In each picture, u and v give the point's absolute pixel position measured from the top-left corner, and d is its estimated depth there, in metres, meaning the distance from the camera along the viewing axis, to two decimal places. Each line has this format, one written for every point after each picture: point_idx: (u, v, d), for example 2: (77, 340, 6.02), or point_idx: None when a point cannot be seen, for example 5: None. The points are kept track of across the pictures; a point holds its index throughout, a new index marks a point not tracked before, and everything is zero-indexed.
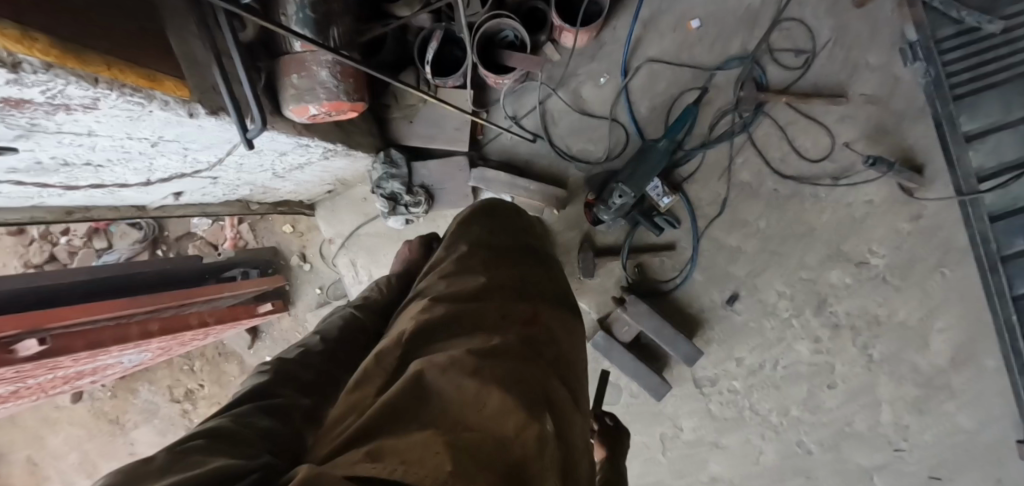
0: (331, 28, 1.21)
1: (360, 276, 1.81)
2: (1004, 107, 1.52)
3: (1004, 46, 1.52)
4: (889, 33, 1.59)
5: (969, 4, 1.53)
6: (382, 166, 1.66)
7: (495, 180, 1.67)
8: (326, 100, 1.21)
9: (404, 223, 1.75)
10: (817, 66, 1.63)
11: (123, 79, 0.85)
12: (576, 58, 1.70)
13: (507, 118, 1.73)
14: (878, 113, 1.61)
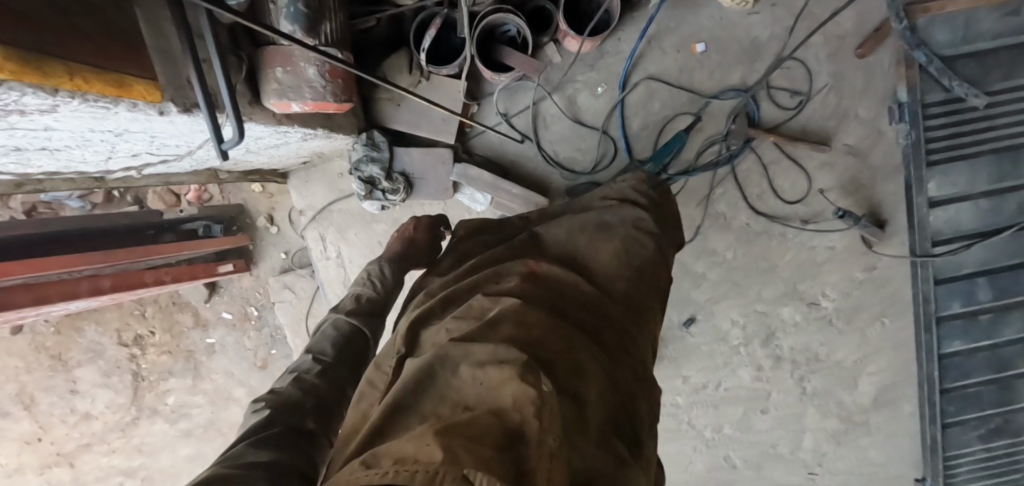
0: (322, 24, 1.14)
1: (329, 253, 1.77)
2: (969, 179, 1.61)
3: (982, 121, 1.59)
4: (879, 88, 1.64)
5: (960, 74, 1.57)
6: (363, 148, 1.61)
7: (478, 178, 1.65)
8: (311, 100, 1.16)
9: (380, 209, 1.70)
10: (809, 109, 1.65)
11: (88, 89, 0.80)
12: (576, 64, 1.67)
13: (497, 115, 1.69)
14: (855, 165, 1.66)
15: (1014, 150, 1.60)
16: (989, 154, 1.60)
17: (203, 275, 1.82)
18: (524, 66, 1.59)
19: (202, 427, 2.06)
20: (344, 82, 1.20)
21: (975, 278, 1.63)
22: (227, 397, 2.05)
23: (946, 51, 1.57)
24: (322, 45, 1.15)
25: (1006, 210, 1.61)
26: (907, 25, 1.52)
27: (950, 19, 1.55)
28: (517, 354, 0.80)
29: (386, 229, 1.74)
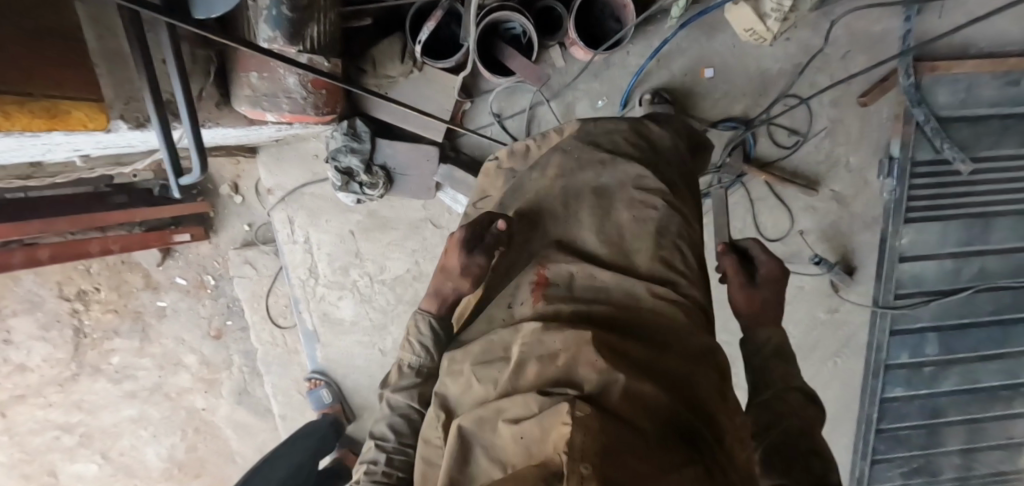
0: (309, 27, 1.01)
1: (296, 237, 1.67)
2: (939, 240, 1.66)
3: (963, 185, 1.62)
4: (875, 138, 1.62)
5: (952, 136, 1.59)
6: (343, 137, 1.50)
7: (462, 181, 1.56)
8: (289, 112, 1.05)
9: (356, 202, 1.61)
10: (804, 150, 1.64)
11: (11, 127, 0.70)
12: (578, 71, 1.57)
13: (490, 115, 1.61)
14: (837, 211, 1.68)
15: (986, 216, 1.65)
16: (963, 218, 1.65)
17: (157, 244, 1.71)
18: (525, 71, 1.49)
19: (148, 390, 1.99)
20: (332, 96, 1.07)
21: (927, 332, 1.72)
22: (176, 362, 1.97)
23: (943, 112, 1.58)
24: (306, 52, 1.02)
25: (966, 272, 1.68)
26: (912, 82, 1.54)
27: (954, 80, 1.56)
28: (552, 396, 0.75)
29: (360, 218, 1.66)
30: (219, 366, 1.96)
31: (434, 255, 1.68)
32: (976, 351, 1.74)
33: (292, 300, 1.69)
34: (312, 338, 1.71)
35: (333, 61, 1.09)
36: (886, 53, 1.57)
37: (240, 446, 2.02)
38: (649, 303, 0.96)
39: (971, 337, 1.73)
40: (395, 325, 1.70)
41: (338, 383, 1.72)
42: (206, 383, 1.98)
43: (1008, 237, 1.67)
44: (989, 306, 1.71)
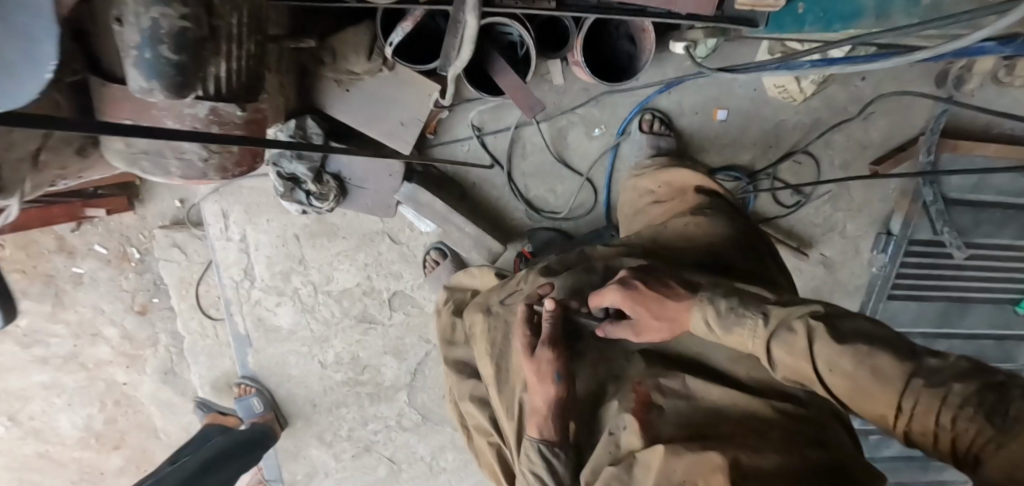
0: (208, 64, 0.73)
1: (230, 234, 1.45)
2: (915, 320, 1.59)
3: (952, 269, 1.53)
4: (878, 208, 1.51)
5: (954, 220, 1.47)
6: (288, 140, 1.27)
7: (427, 204, 1.36)
8: (180, 177, 0.79)
9: (301, 213, 1.39)
10: (803, 210, 1.51)
11: None
12: (577, 92, 1.35)
13: (469, 127, 1.38)
14: (822, 276, 1.58)
15: (966, 302, 1.58)
16: (944, 301, 1.57)
17: (64, 220, 1.49)
18: (512, 91, 1.23)
19: (62, 358, 1.80)
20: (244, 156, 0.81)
21: None
22: (94, 333, 1.79)
23: (954, 194, 1.46)
24: (206, 99, 0.76)
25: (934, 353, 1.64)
26: (930, 160, 1.38)
27: (971, 163, 1.43)
28: None
29: (306, 222, 1.45)
30: (143, 342, 1.80)
31: (387, 271, 1.51)
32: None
33: (222, 300, 1.51)
34: (243, 343, 1.55)
35: (252, 105, 0.82)
36: (915, 122, 1.41)
37: (164, 423, 1.90)
38: (768, 405, 0.85)
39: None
40: (337, 339, 1.56)
41: (270, 391, 1.59)
42: (128, 358, 1.81)
43: (980, 324, 1.62)
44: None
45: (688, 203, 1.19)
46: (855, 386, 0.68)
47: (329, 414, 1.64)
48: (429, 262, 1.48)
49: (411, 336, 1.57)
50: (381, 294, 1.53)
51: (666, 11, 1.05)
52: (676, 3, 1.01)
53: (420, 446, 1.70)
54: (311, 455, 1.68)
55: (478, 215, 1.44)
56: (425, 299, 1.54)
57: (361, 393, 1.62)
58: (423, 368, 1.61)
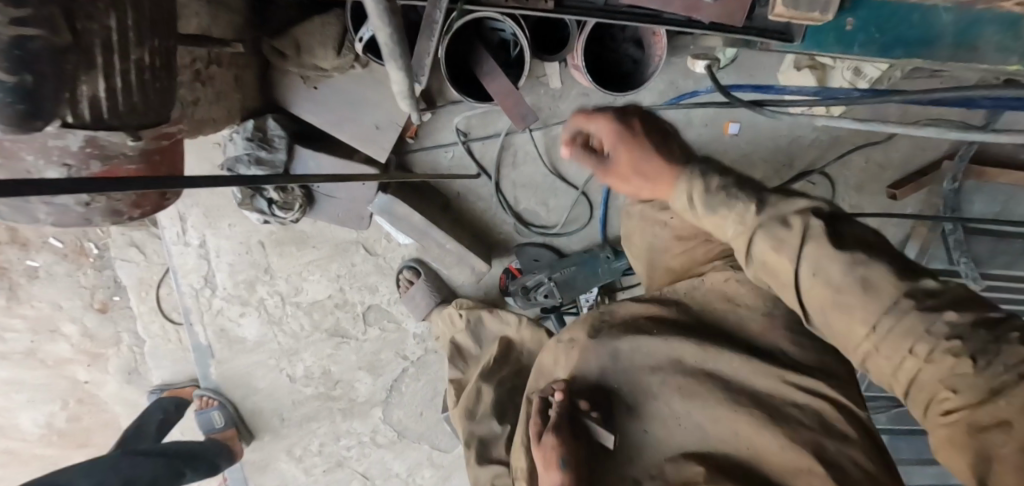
0: (82, 88, 0.56)
1: (188, 238, 1.32)
2: None
3: None
4: (895, 233, 1.37)
5: (971, 250, 1.34)
6: (247, 143, 1.12)
7: (404, 216, 1.21)
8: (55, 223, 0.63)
9: (263, 221, 1.25)
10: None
11: None
12: (575, 98, 1.21)
13: (452, 133, 1.24)
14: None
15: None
16: None
17: None
18: (501, 98, 1.08)
19: (19, 354, 1.69)
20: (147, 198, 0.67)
21: None
22: (53, 329, 1.66)
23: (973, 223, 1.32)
24: (78, 128, 0.57)
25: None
26: (953, 188, 1.25)
27: (994, 190, 1.31)
28: None
29: (272, 229, 1.32)
30: (106, 341, 1.69)
31: (362, 283, 1.38)
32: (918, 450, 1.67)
33: (181, 309, 1.39)
34: (205, 354, 1.44)
35: (153, 131, 0.66)
36: (937, 143, 1.27)
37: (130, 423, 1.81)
38: None
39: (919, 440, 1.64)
40: (307, 352, 1.45)
41: (235, 404, 1.49)
42: (90, 357, 1.70)
43: None
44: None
45: (722, 247, 0.91)
46: (826, 289, 0.60)
47: (300, 429, 1.54)
48: (403, 281, 1.36)
49: (387, 351, 1.46)
50: (355, 308, 1.40)
51: (685, 19, 0.91)
52: (698, 10, 0.87)
53: (396, 463, 1.60)
54: (279, 468, 1.58)
55: (461, 227, 1.31)
56: (403, 313, 1.42)
57: (333, 409, 1.51)
58: (399, 385, 1.50)
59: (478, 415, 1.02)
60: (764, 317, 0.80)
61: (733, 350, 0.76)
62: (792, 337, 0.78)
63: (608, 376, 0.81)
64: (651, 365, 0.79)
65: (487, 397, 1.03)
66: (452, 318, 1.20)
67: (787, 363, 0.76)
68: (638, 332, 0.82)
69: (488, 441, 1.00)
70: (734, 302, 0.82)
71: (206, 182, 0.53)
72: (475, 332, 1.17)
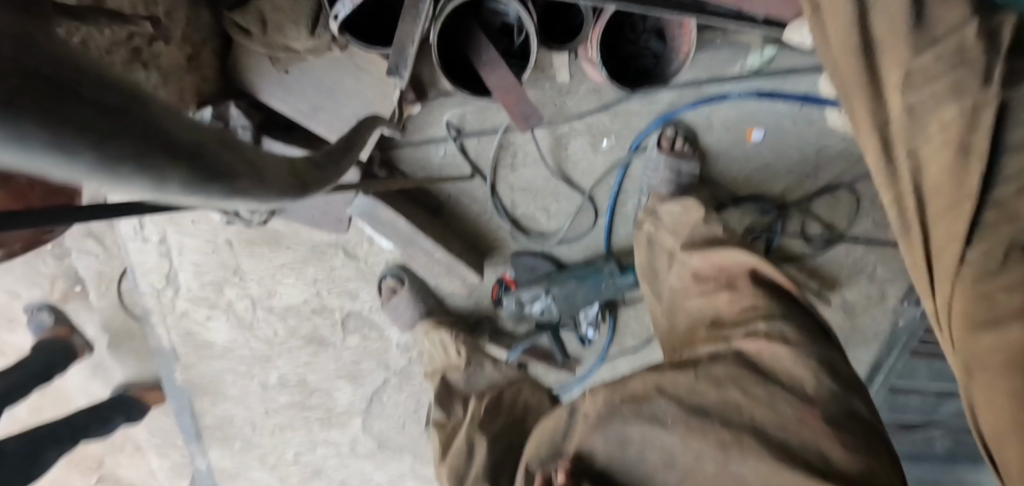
0: None
1: (147, 234, 1.19)
2: (939, 377, 1.35)
3: None
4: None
5: None
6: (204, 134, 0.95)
7: (386, 222, 1.07)
8: None
9: (226, 221, 1.11)
10: (833, 251, 1.24)
11: None
12: (584, 94, 1.07)
13: (444, 128, 1.09)
14: (841, 322, 1.33)
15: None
16: None
17: None
18: (503, 94, 0.92)
19: None
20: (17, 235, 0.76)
21: None
22: (11, 318, 1.40)
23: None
24: None
25: (945, 411, 1.42)
26: None
27: None
28: None
29: (240, 227, 1.18)
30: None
31: (341, 289, 1.25)
32: (918, 475, 1.58)
33: (142, 308, 1.27)
34: (169, 358, 1.33)
35: None
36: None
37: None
38: None
39: (918, 465, 1.54)
40: (281, 360, 1.34)
41: (204, 411, 1.40)
42: None
43: None
44: (949, 445, 1.49)
45: (739, 295, 0.92)
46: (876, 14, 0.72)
47: (273, 437, 1.44)
48: (385, 289, 1.23)
49: (368, 361, 1.34)
50: (334, 314, 1.28)
51: (733, 10, 0.87)
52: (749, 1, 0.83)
53: (377, 473, 1.50)
54: (252, 476, 1.49)
55: (452, 234, 1.18)
56: (385, 322, 1.29)
57: (309, 418, 1.41)
58: (381, 395, 1.39)
59: (468, 482, 0.93)
60: (800, 402, 0.75)
61: (761, 450, 0.71)
62: (833, 433, 0.72)
63: (615, 467, 0.79)
64: (665, 459, 0.76)
65: (479, 460, 0.93)
66: (446, 348, 1.17)
67: (827, 470, 0.69)
68: (650, 418, 0.77)
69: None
70: (766, 375, 0.79)
71: (103, 211, 0.42)
72: (470, 374, 1.13)
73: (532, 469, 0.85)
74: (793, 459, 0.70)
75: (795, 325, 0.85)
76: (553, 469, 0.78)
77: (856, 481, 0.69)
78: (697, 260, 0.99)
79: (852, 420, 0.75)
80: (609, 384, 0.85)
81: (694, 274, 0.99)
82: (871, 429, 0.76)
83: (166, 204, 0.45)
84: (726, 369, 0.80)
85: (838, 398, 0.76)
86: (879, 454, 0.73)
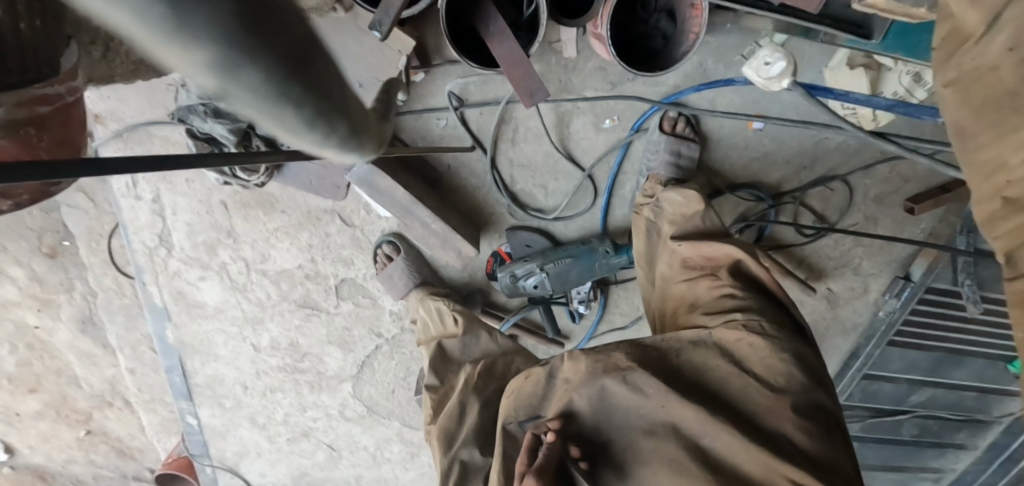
0: None
1: (139, 192, 1.18)
2: (911, 367, 1.39)
3: (959, 326, 1.30)
4: (903, 246, 1.25)
5: (982, 273, 1.21)
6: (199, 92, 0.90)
7: (383, 192, 1.06)
8: None
9: (223, 181, 1.08)
10: (823, 241, 1.26)
11: None
12: (592, 70, 1.06)
13: (445, 100, 1.08)
14: (822, 311, 1.37)
15: (963, 357, 1.35)
16: (937, 352, 1.35)
17: None
18: (510, 67, 0.90)
19: None
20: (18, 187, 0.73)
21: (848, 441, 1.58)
22: None
23: (982, 245, 1.17)
24: None
25: (913, 400, 1.46)
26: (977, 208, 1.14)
27: None
28: None
29: (236, 188, 1.17)
30: (55, 286, 1.37)
31: (336, 256, 1.25)
32: (881, 459, 1.64)
33: (134, 266, 1.27)
34: (161, 316, 1.33)
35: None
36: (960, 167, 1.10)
37: (87, 374, 1.52)
38: None
39: (882, 449, 1.60)
40: (273, 322, 1.34)
41: (194, 371, 1.41)
42: (38, 302, 1.39)
43: (966, 377, 1.40)
44: (915, 431, 1.53)
45: (721, 286, 0.93)
46: (1005, 70, 0.65)
47: (263, 398, 1.46)
48: (380, 257, 1.23)
49: (359, 328, 1.34)
50: (328, 280, 1.28)
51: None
52: None
53: (364, 437, 1.53)
54: (241, 435, 1.53)
55: (448, 205, 1.18)
56: (379, 290, 1.29)
57: (300, 381, 1.43)
58: (372, 361, 1.40)
59: (457, 442, 0.96)
60: (772, 394, 0.78)
61: (734, 429, 0.74)
62: (798, 421, 0.76)
63: (597, 429, 0.80)
64: (645, 428, 0.78)
65: (468, 422, 0.97)
66: (442, 316, 1.17)
67: (790, 454, 0.74)
68: (634, 390, 0.79)
69: (468, 472, 0.94)
70: (742, 367, 0.80)
71: (80, 166, 0.36)
72: (465, 342, 1.13)
73: (512, 429, 0.87)
74: (761, 440, 0.74)
75: (773, 318, 0.85)
76: (543, 427, 0.79)
77: (814, 460, 0.74)
78: (687, 247, 0.98)
79: (817, 412, 0.78)
80: (591, 351, 0.84)
81: (682, 261, 0.99)
82: (831, 419, 0.80)
83: (152, 162, 0.39)
84: (704, 358, 0.82)
85: (808, 392, 0.79)
86: (833, 444, 0.77)
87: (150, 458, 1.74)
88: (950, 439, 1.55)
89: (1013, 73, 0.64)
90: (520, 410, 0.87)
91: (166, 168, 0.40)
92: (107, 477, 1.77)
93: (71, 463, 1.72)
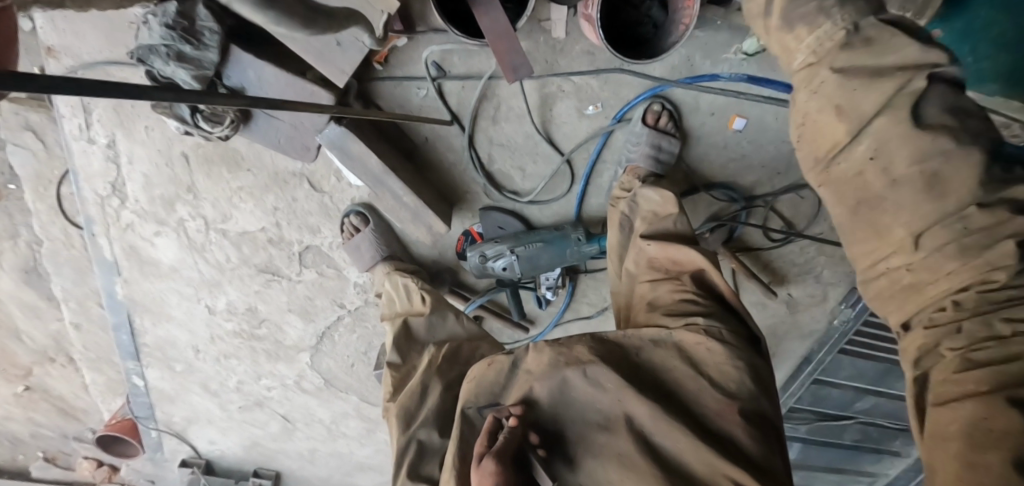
0: None
1: (93, 136, 1.10)
2: (861, 375, 1.43)
3: None
4: None
5: None
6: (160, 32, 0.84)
7: (354, 158, 1.02)
8: None
9: (183, 132, 1.02)
10: (789, 247, 1.27)
11: None
12: (580, 53, 1.04)
13: (425, 71, 1.04)
14: (782, 315, 1.39)
15: None
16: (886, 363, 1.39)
17: None
18: (495, 39, 0.88)
19: None
20: None
21: (794, 441, 1.62)
22: None
23: None
24: None
25: (859, 406, 1.50)
26: None
27: None
28: None
29: (199, 142, 1.12)
30: None
31: (302, 222, 1.21)
32: (824, 461, 1.68)
33: (83, 216, 1.20)
34: (111, 270, 1.27)
35: None
36: None
37: (29, 328, 1.45)
38: None
39: (824, 452, 1.64)
40: (231, 286, 1.29)
41: (143, 330, 1.36)
42: None
43: None
44: (857, 437, 1.58)
45: (685, 286, 0.91)
46: (873, 178, 0.64)
47: (217, 364, 1.42)
48: (347, 228, 1.20)
49: (322, 298, 1.31)
50: (292, 247, 1.24)
51: None
52: None
53: (320, 409, 1.51)
54: (191, 400, 1.49)
55: (424, 181, 1.16)
56: (345, 261, 1.26)
57: (256, 348, 1.39)
58: (332, 333, 1.36)
59: (416, 422, 0.94)
60: (725, 399, 0.77)
61: (688, 431, 0.74)
62: (747, 426, 0.75)
63: (553, 419, 0.80)
64: (601, 422, 0.78)
65: (430, 402, 0.96)
66: (410, 292, 1.15)
67: (736, 457, 0.73)
68: (594, 384, 0.79)
69: (423, 453, 0.92)
70: (698, 369, 0.80)
71: (23, 81, 0.34)
72: (432, 322, 1.11)
73: (470, 415, 0.85)
74: (712, 443, 0.73)
75: (732, 327, 0.84)
76: (505, 412, 0.78)
77: (755, 462, 0.74)
78: (655, 247, 0.97)
79: (765, 418, 0.78)
80: (555, 344, 0.84)
81: (648, 261, 0.98)
82: (773, 427, 0.79)
83: (102, 86, 0.37)
84: (663, 358, 0.81)
85: (759, 401, 0.78)
86: (776, 451, 0.77)
87: (94, 419, 1.67)
88: (888, 446, 1.60)
89: (879, 183, 0.64)
90: (481, 396, 0.85)
91: (117, 95, 0.38)
92: (46, 436, 1.70)
93: (8, 419, 1.65)
